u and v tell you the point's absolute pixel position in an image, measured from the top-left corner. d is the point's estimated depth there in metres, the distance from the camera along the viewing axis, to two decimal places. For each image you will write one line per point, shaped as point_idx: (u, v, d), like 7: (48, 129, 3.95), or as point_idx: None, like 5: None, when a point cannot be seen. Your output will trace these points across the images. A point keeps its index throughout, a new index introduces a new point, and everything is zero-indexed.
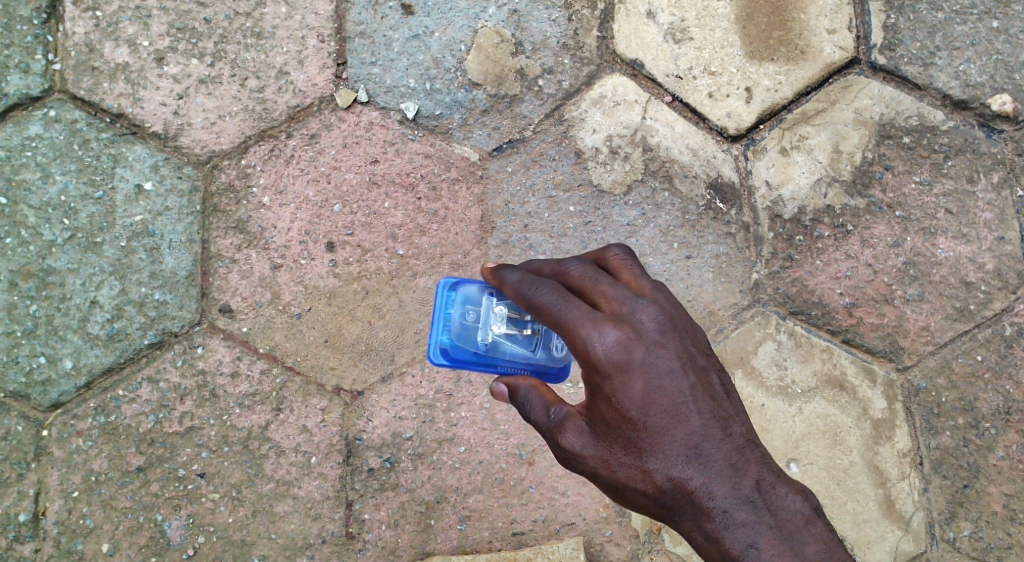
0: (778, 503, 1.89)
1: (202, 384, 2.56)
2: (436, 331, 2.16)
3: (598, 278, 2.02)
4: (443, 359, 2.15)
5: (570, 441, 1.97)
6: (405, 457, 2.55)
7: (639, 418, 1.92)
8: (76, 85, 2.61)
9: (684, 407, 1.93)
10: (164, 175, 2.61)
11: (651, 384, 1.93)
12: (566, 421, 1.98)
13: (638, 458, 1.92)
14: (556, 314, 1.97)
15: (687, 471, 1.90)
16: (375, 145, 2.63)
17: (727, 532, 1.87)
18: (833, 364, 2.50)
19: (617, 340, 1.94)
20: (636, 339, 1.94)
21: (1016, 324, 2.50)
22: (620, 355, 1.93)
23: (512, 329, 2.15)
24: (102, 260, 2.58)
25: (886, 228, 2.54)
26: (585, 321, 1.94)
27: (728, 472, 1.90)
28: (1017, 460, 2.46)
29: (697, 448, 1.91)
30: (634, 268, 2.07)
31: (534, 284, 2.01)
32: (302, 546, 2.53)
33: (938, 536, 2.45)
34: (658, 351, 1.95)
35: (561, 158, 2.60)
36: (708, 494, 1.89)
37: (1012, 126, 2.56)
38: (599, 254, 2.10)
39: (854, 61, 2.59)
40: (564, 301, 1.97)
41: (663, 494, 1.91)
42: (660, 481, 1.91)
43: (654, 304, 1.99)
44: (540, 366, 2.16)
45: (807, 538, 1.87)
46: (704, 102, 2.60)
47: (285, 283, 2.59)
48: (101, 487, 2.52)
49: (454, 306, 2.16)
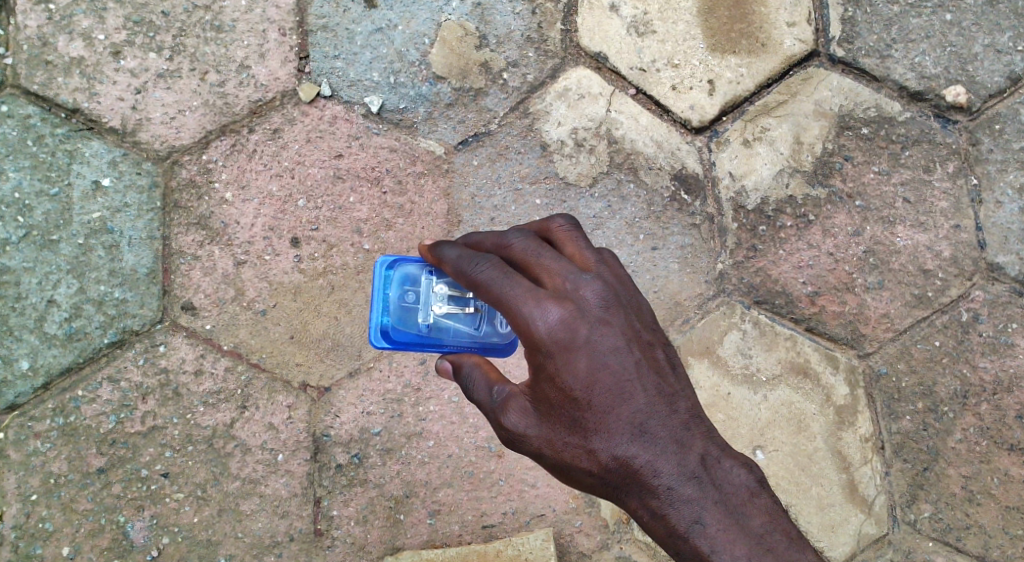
0: (723, 476, 1.91)
1: (164, 382, 2.52)
2: (377, 313, 2.15)
3: (540, 252, 1.98)
4: (385, 341, 2.15)
5: (513, 421, 1.96)
6: (373, 453, 2.53)
7: (583, 397, 1.91)
8: (29, 80, 2.56)
9: (629, 384, 1.93)
10: (122, 171, 2.57)
11: (595, 363, 1.91)
12: (508, 401, 1.97)
13: (583, 438, 1.93)
14: (497, 292, 1.93)
15: (631, 449, 1.91)
16: (340, 139, 2.61)
17: (672, 508, 1.90)
18: (797, 352, 2.54)
19: (559, 318, 1.91)
20: (579, 316, 1.92)
21: (972, 310, 2.56)
22: (562, 333, 1.91)
23: (454, 307, 2.14)
24: (58, 258, 2.53)
25: (846, 217, 2.58)
26: (527, 299, 1.91)
27: (673, 448, 1.92)
28: (975, 442, 2.51)
29: (641, 426, 1.92)
30: (578, 239, 2.04)
31: (473, 260, 1.96)
32: (269, 545, 2.50)
33: (900, 518, 2.49)
34: (602, 329, 1.93)
35: (527, 151, 2.61)
36: (653, 472, 1.91)
37: (965, 117, 2.62)
38: (542, 225, 2.06)
39: (813, 54, 2.63)
40: (504, 278, 1.93)
41: (608, 473, 1.93)
42: (606, 460, 1.92)
43: (598, 279, 1.96)
44: (485, 342, 2.17)
45: (752, 511, 1.90)
46: (668, 95, 2.62)
47: (249, 279, 2.56)
48: (61, 489, 2.47)
49: (392, 286, 2.15)
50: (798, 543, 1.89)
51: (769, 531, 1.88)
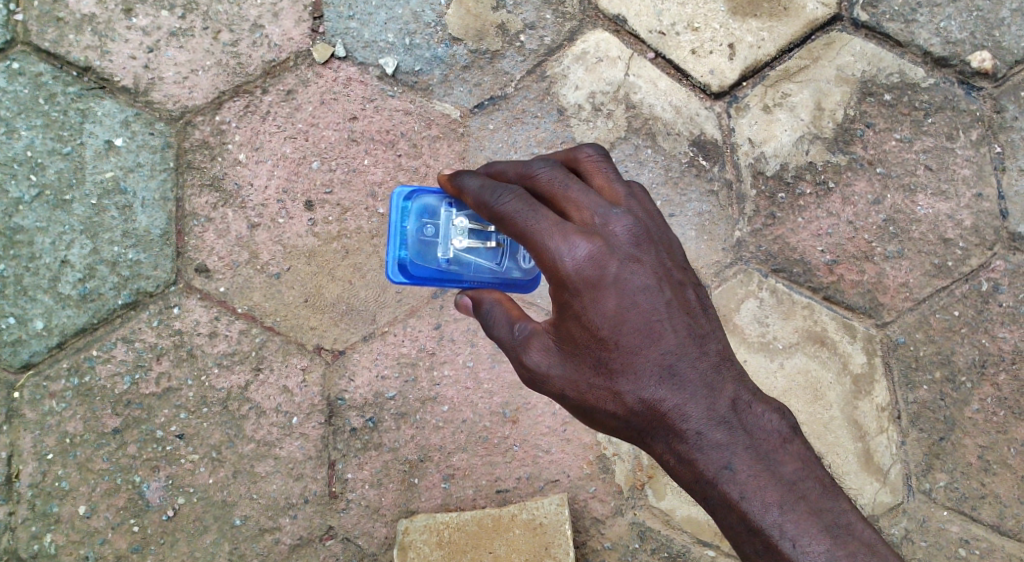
0: (754, 421, 1.90)
1: (179, 344, 2.52)
2: (394, 247, 2.15)
3: (567, 184, 1.95)
4: (403, 275, 2.15)
5: (535, 360, 1.95)
6: (388, 417, 2.53)
7: (611, 338, 1.90)
8: (40, 37, 2.54)
9: (659, 325, 1.91)
10: (135, 131, 2.55)
11: (624, 301, 1.90)
12: (530, 339, 1.95)
13: (609, 380, 1.92)
14: (521, 225, 1.90)
15: (659, 393, 1.90)
16: (354, 101, 2.59)
17: (701, 453, 1.88)
18: (814, 321, 2.52)
19: (588, 253, 1.88)
20: (608, 253, 1.89)
21: (992, 280, 2.53)
22: (591, 269, 1.88)
23: (475, 241, 2.12)
24: (71, 218, 2.52)
25: (867, 185, 2.55)
26: (553, 233, 1.88)
27: (703, 392, 1.90)
28: (992, 412, 2.50)
29: (670, 367, 1.90)
30: (607, 171, 2.01)
31: (496, 192, 1.93)
32: (284, 506, 2.51)
33: (916, 487, 2.48)
34: (632, 266, 1.91)
35: (544, 115, 2.58)
36: (682, 416, 1.89)
37: (990, 84, 2.57)
38: (569, 154, 2.03)
39: (836, 18, 2.59)
40: (530, 211, 1.90)
41: (634, 416, 1.92)
42: (631, 403, 1.91)
43: (628, 214, 1.93)
44: (506, 277, 2.16)
45: (784, 457, 1.88)
46: (688, 59, 2.58)
47: (263, 242, 2.55)
48: (77, 449, 2.49)
49: (409, 219, 2.15)
50: (831, 491, 1.88)
51: (802, 478, 1.87)
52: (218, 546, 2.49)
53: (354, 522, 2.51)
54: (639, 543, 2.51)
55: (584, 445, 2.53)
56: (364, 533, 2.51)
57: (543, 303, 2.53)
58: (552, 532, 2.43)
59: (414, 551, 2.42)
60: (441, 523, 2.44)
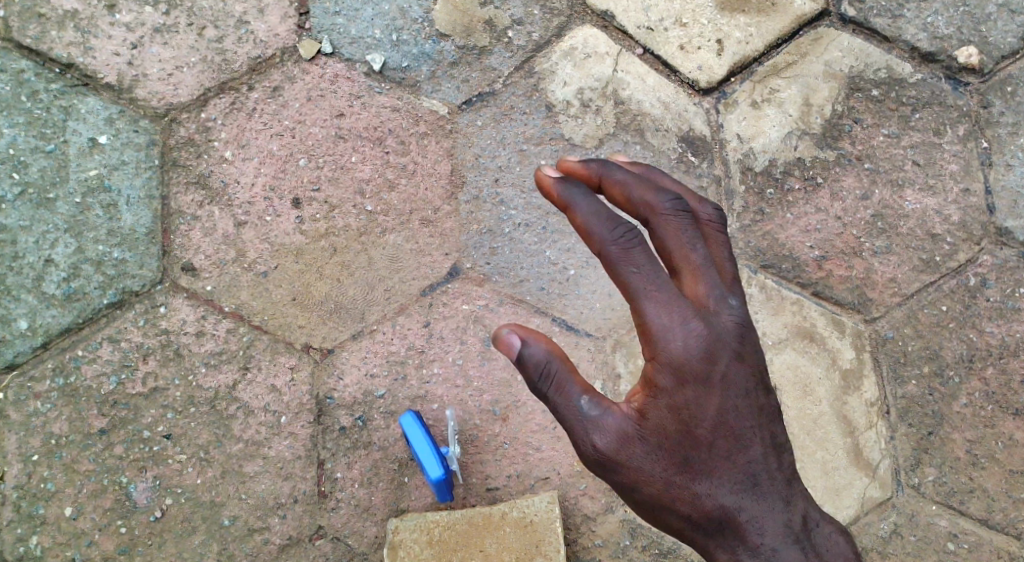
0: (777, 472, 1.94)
1: (165, 343, 2.51)
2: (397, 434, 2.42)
3: (693, 254, 1.93)
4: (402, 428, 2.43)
5: (608, 449, 1.91)
6: (377, 416, 2.51)
7: (706, 439, 1.89)
8: (22, 33, 2.55)
9: (752, 432, 1.91)
10: (119, 128, 2.56)
11: (725, 402, 1.89)
12: (608, 427, 1.90)
13: (691, 479, 1.89)
14: (640, 283, 1.87)
15: (737, 501, 1.89)
16: (341, 98, 2.58)
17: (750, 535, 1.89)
18: (803, 317, 2.52)
19: (700, 342, 1.88)
20: (717, 344, 1.89)
21: (979, 275, 2.54)
22: (698, 362, 1.88)
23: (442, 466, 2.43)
24: (55, 217, 2.52)
25: (855, 180, 2.55)
26: (667, 310, 1.87)
27: (778, 505, 1.90)
28: (980, 407, 2.50)
29: (753, 477, 1.90)
30: (729, 250, 1.99)
31: (616, 221, 1.89)
32: (273, 506, 2.49)
33: (904, 482, 2.49)
34: (738, 367, 1.90)
35: (532, 112, 2.57)
36: (752, 522, 1.89)
37: (977, 79, 2.59)
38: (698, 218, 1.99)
39: (824, 13, 2.61)
40: (655, 273, 1.87)
41: (706, 520, 1.90)
42: (710, 508, 1.89)
43: (743, 310, 1.92)
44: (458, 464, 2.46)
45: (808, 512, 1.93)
46: (676, 54, 2.59)
47: (250, 240, 2.55)
48: (62, 450, 2.47)
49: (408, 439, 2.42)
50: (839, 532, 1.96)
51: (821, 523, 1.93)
52: (207, 547, 2.47)
53: (344, 521, 2.49)
54: (629, 540, 2.49)
55: (575, 442, 2.51)
56: (354, 532, 2.49)
57: (532, 301, 2.54)
58: (542, 530, 2.42)
59: (404, 550, 2.41)
60: (430, 521, 2.43)
